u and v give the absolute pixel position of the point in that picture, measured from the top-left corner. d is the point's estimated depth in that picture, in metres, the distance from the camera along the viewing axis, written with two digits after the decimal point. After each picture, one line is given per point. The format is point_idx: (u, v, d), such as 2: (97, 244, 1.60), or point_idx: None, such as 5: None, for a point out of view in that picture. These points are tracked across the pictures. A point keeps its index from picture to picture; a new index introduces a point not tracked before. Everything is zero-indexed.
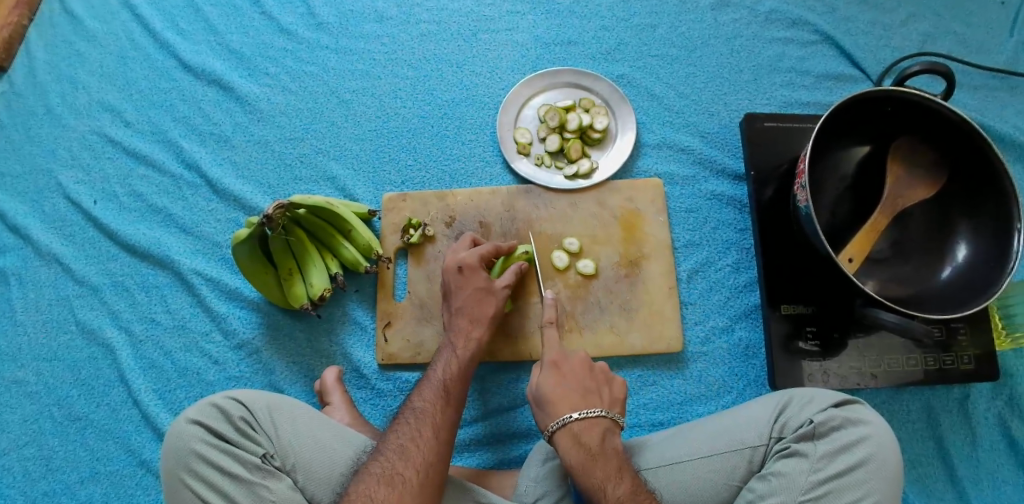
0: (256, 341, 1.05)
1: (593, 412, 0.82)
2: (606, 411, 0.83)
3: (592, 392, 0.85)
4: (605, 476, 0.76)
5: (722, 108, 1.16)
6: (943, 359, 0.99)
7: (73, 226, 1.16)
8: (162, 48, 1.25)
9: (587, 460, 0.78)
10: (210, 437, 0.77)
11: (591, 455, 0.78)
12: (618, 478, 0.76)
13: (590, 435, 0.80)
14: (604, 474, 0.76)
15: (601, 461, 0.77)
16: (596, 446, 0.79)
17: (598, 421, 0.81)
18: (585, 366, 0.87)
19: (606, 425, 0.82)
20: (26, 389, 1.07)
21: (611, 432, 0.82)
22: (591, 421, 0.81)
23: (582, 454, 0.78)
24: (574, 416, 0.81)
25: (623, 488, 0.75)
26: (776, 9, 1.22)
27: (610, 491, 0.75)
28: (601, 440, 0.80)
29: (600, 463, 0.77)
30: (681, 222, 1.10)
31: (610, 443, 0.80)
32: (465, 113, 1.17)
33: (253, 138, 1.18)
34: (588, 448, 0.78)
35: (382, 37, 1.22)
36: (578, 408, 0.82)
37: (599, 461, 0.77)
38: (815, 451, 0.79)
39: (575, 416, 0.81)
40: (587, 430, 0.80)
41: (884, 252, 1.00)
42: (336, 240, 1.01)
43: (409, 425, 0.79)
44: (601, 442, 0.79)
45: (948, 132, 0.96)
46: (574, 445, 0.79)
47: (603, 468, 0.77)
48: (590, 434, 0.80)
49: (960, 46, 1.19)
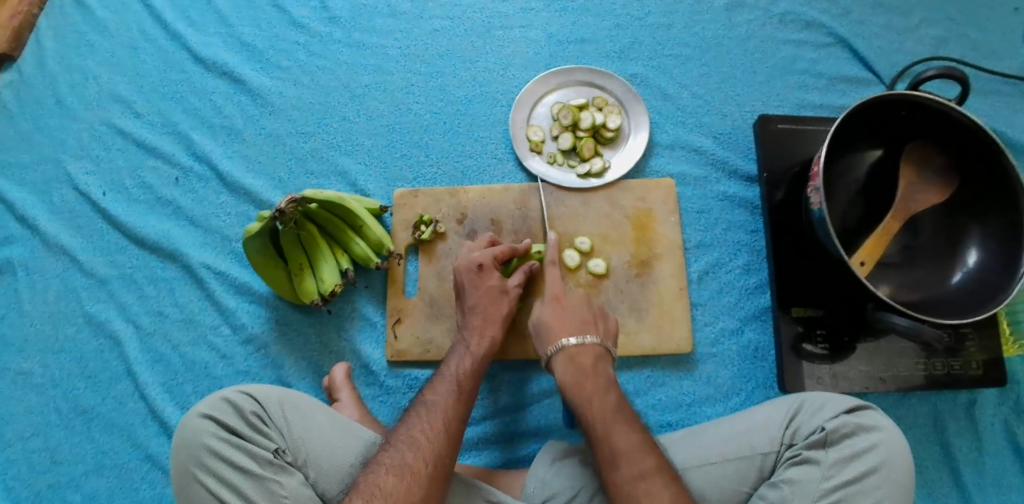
0: (265, 336, 1.05)
1: (588, 339, 0.86)
2: (600, 339, 0.87)
3: (589, 322, 0.89)
4: (593, 389, 0.81)
5: (734, 110, 1.16)
6: (951, 364, 0.99)
7: (81, 217, 1.15)
8: (173, 39, 1.24)
9: (579, 378, 0.83)
10: (222, 432, 0.77)
11: (583, 374, 0.83)
12: (606, 392, 0.81)
13: (583, 358, 0.85)
14: (592, 388, 0.81)
15: (591, 378, 0.83)
16: (589, 367, 0.84)
17: (592, 346, 0.86)
18: (584, 302, 0.91)
19: (601, 353, 0.86)
20: (32, 380, 1.07)
21: (605, 359, 0.86)
22: (586, 346, 0.86)
23: (574, 374, 0.84)
24: (571, 341, 0.86)
25: (609, 401, 0.80)
26: (790, 11, 1.21)
27: (597, 401, 0.80)
28: (593, 364, 0.84)
29: (589, 381, 0.82)
30: (692, 223, 1.10)
31: (603, 368, 0.85)
32: (477, 110, 1.16)
33: (265, 132, 1.17)
34: (581, 367, 0.84)
35: (395, 33, 1.22)
36: (574, 333, 0.87)
37: (589, 377, 0.83)
38: (826, 458, 0.79)
39: (572, 341, 0.85)
40: (582, 352, 0.85)
41: (895, 257, 1.00)
42: (348, 236, 1.00)
43: (420, 417, 0.79)
44: (594, 365, 0.84)
45: (962, 137, 0.95)
46: (569, 367, 0.84)
47: (593, 384, 0.82)
48: (584, 357, 0.85)
49: (974, 51, 1.18)
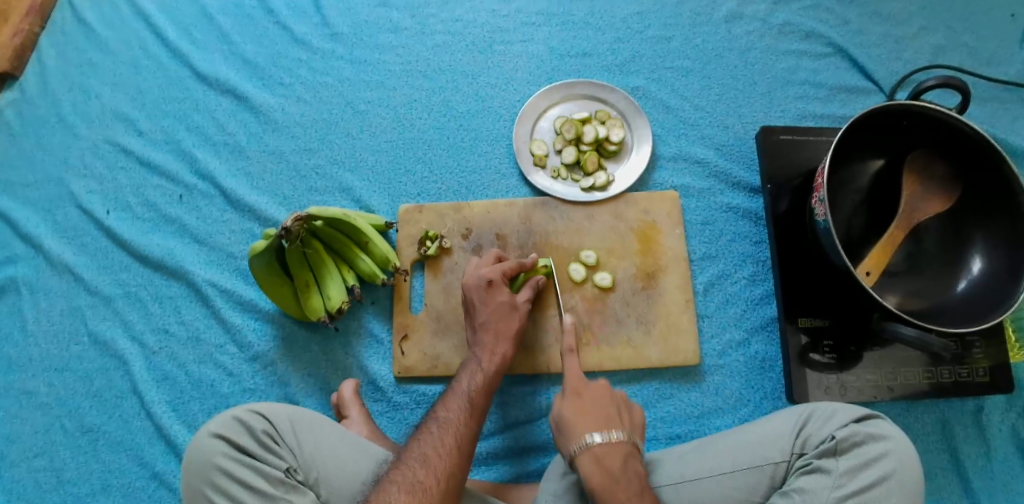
0: (271, 353, 1.05)
1: (616, 436, 0.79)
2: (627, 436, 0.80)
3: (613, 418, 0.82)
4: (628, 497, 0.75)
5: (736, 121, 1.17)
6: (959, 372, 1.00)
7: (85, 235, 1.15)
8: (175, 57, 1.25)
9: (609, 483, 0.75)
10: (234, 451, 0.77)
11: (613, 478, 0.76)
12: (640, 501, 0.74)
13: (613, 460, 0.78)
14: (626, 498, 0.74)
15: (622, 485, 0.75)
16: (617, 470, 0.77)
17: (620, 445, 0.79)
18: (605, 398, 0.85)
19: (629, 450, 0.80)
20: (37, 399, 1.06)
21: (632, 457, 0.80)
22: (614, 445, 0.79)
23: (605, 477, 0.76)
24: (597, 439, 0.79)
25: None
26: (789, 21, 1.22)
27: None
28: (623, 465, 0.77)
29: (622, 486, 0.75)
30: (697, 234, 1.10)
31: (631, 466, 0.78)
32: (480, 125, 1.17)
33: (268, 149, 1.17)
34: (611, 472, 0.76)
35: (397, 48, 1.22)
36: (600, 430, 0.80)
37: (620, 485, 0.75)
38: (838, 467, 0.79)
39: (598, 439, 0.79)
40: (610, 453, 0.78)
41: (899, 265, 1.00)
42: (354, 253, 1.01)
43: (432, 434, 0.79)
44: (623, 468, 0.77)
45: (964, 146, 0.96)
46: (597, 470, 0.77)
47: (625, 494, 0.74)
48: (613, 458, 0.78)
49: (972, 58, 1.19)
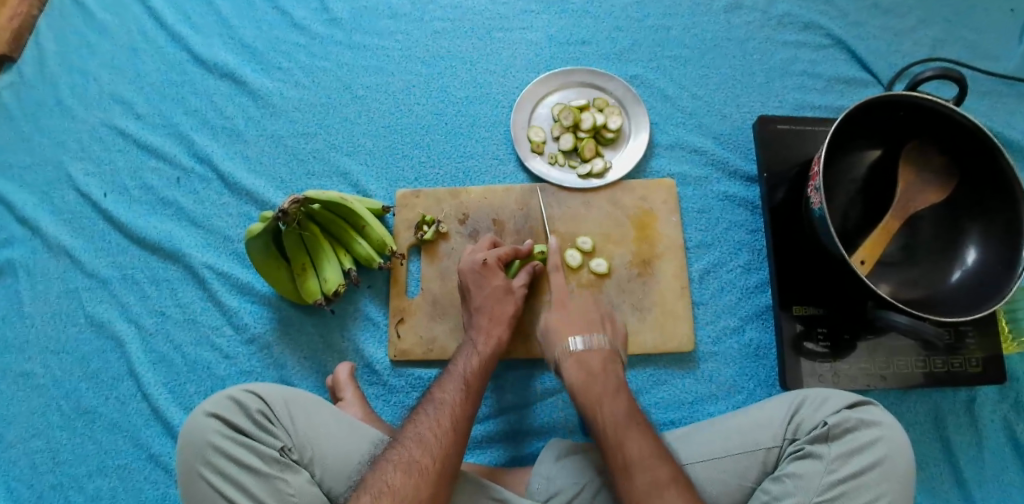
0: (267, 336, 1.05)
1: (596, 340, 0.88)
2: (608, 339, 0.88)
3: (596, 324, 0.90)
4: (603, 391, 0.82)
5: (734, 110, 1.17)
6: (951, 362, 1.00)
7: (82, 218, 1.15)
8: (173, 41, 1.25)
9: (587, 379, 0.84)
10: (228, 430, 0.77)
11: (590, 375, 0.84)
12: (616, 396, 0.81)
13: (593, 360, 0.86)
14: (602, 392, 0.82)
15: (600, 381, 0.83)
16: (597, 368, 0.85)
17: (601, 349, 0.87)
18: (589, 303, 0.94)
19: (609, 354, 0.87)
20: (34, 381, 1.07)
21: (614, 361, 0.87)
22: (595, 349, 0.87)
23: (584, 375, 0.84)
24: (578, 342, 0.87)
25: (619, 405, 0.80)
26: (788, 12, 1.22)
27: (607, 404, 0.80)
28: (602, 365, 0.85)
29: (599, 382, 0.83)
30: (693, 222, 1.10)
31: (612, 369, 0.85)
32: (478, 112, 1.17)
33: (266, 133, 1.18)
34: (589, 368, 0.85)
35: (396, 34, 1.22)
36: (582, 335, 0.88)
37: (597, 378, 0.83)
38: (829, 452, 0.79)
39: (580, 342, 0.87)
40: (591, 355, 0.86)
41: (894, 256, 1.01)
42: (351, 236, 1.01)
43: (427, 414, 0.79)
44: (603, 367, 0.85)
45: (961, 137, 0.96)
46: (577, 369, 0.85)
47: (601, 387, 0.82)
48: (594, 357, 0.86)
49: (969, 51, 1.20)
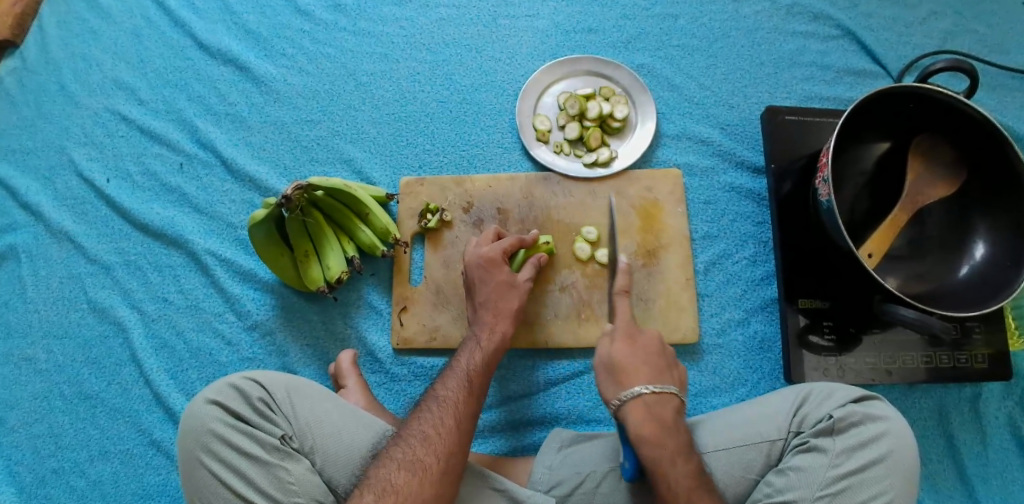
0: (270, 323, 1.05)
1: (667, 389, 0.81)
2: (677, 390, 0.82)
3: (664, 371, 0.84)
4: (675, 449, 0.75)
5: (741, 101, 1.16)
6: (957, 357, 0.99)
7: (85, 203, 1.15)
8: (177, 27, 1.24)
9: (661, 433, 0.76)
10: (228, 418, 0.77)
11: (665, 430, 0.77)
12: (688, 456, 0.75)
13: (662, 410, 0.79)
14: (674, 449, 0.75)
15: (672, 437, 0.76)
16: (669, 421, 0.78)
17: (671, 398, 0.80)
18: (657, 348, 0.86)
19: (678, 405, 0.81)
20: (36, 366, 1.07)
21: (680, 412, 0.81)
22: (665, 399, 0.80)
23: (654, 426, 0.77)
24: (649, 390, 0.79)
25: (690, 467, 0.74)
26: (798, 3, 1.21)
27: (681, 465, 0.74)
28: (673, 418, 0.79)
29: (672, 438, 0.76)
30: (699, 213, 1.09)
31: (681, 424, 0.79)
32: (484, 100, 1.16)
33: (270, 119, 1.17)
34: (661, 422, 0.77)
35: (401, 21, 1.21)
36: (652, 382, 0.81)
37: (671, 434, 0.76)
38: (834, 447, 0.78)
39: (650, 390, 0.80)
40: (661, 404, 0.79)
41: (902, 249, 0.99)
42: (354, 224, 1.00)
43: (431, 412, 0.78)
44: (673, 421, 0.79)
45: (971, 131, 0.94)
46: (647, 418, 0.78)
47: (673, 443, 0.76)
48: (664, 408, 0.79)
49: (981, 45, 1.18)
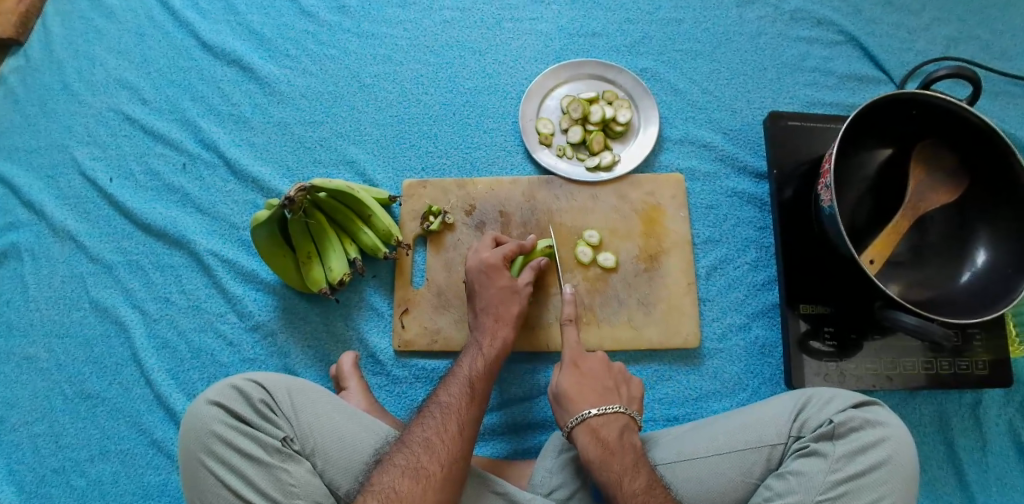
0: (271, 324, 1.05)
1: (611, 408, 0.84)
2: (623, 407, 0.85)
3: (610, 391, 0.87)
4: (622, 469, 0.77)
5: (744, 106, 1.16)
6: (957, 363, 0.99)
7: (88, 203, 1.15)
8: (181, 27, 1.24)
9: (606, 453, 0.79)
10: (231, 420, 0.77)
11: (609, 450, 0.79)
12: (635, 473, 0.77)
13: (609, 430, 0.82)
14: (621, 468, 0.77)
15: (617, 456, 0.79)
16: (614, 441, 0.80)
17: (617, 417, 0.83)
18: (604, 368, 0.90)
19: (624, 421, 0.84)
20: (38, 365, 1.07)
21: (630, 429, 0.83)
22: (610, 418, 0.83)
23: (600, 448, 0.80)
24: (592, 412, 0.83)
25: (639, 482, 0.76)
26: (801, 8, 1.21)
27: (628, 483, 0.76)
28: (619, 436, 0.81)
29: (618, 458, 0.79)
30: (701, 218, 1.09)
31: (629, 440, 0.82)
32: (487, 102, 1.16)
33: (272, 120, 1.17)
34: (605, 442, 0.80)
35: (405, 23, 1.21)
36: (597, 403, 0.85)
37: (616, 454, 0.79)
38: (833, 451, 0.79)
39: (594, 411, 0.83)
40: (605, 424, 0.82)
41: (903, 256, 0.99)
42: (356, 225, 1.00)
43: (434, 418, 0.79)
44: (619, 439, 0.81)
45: (972, 137, 0.95)
46: (592, 440, 0.81)
47: (619, 460, 0.78)
48: (609, 429, 0.82)
49: (983, 51, 1.18)
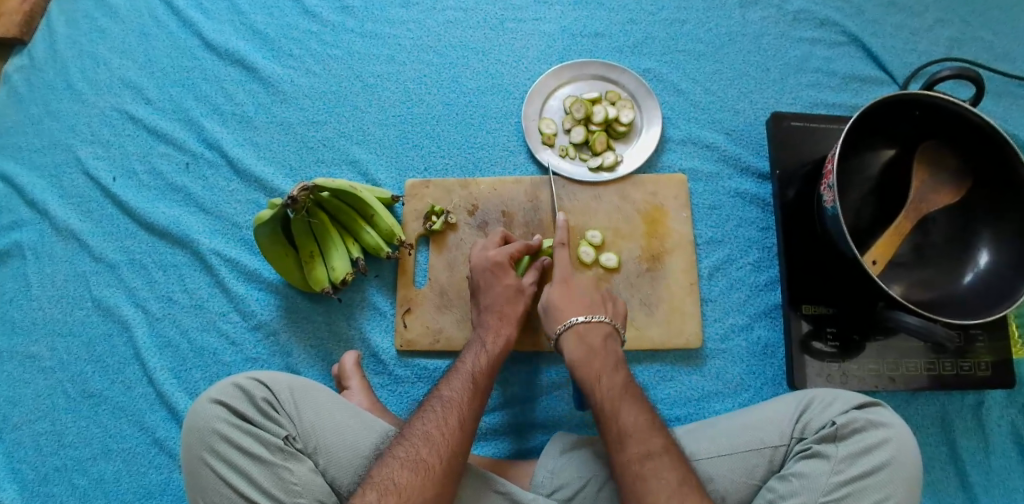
0: (274, 323, 1.05)
1: (596, 318, 0.89)
2: (608, 317, 0.90)
3: (598, 303, 0.92)
4: (602, 368, 0.84)
5: (747, 106, 1.16)
6: (960, 364, 0.99)
7: (91, 202, 1.15)
8: (185, 27, 1.24)
9: (588, 356, 0.86)
10: (233, 418, 0.77)
11: (592, 352, 0.86)
12: (614, 370, 0.84)
13: (593, 335, 0.88)
14: (601, 368, 0.84)
15: (599, 358, 0.85)
16: (598, 345, 0.86)
17: (601, 326, 0.89)
18: (591, 285, 0.94)
19: (609, 331, 0.89)
20: (41, 364, 1.07)
21: (613, 337, 0.89)
22: (595, 324, 0.88)
23: (584, 352, 0.86)
24: (579, 318, 0.88)
25: (617, 380, 0.83)
26: (804, 9, 1.21)
27: (606, 380, 0.83)
28: (603, 342, 0.87)
29: (599, 359, 0.85)
30: (704, 218, 1.09)
31: (611, 346, 0.88)
32: (490, 103, 1.16)
33: (275, 120, 1.17)
34: (590, 345, 0.87)
35: (408, 23, 1.21)
36: (584, 312, 0.90)
37: (598, 356, 0.85)
38: (836, 453, 0.78)
39: (581, 319, 0.88)
40: (591, 332, 0.88)
41: (905, 256, 0.99)
42: (359, 225, 1.00)
43: (435, 413, 0.78)
44: (603, 346, 0.87)
45: (975, 138, 0.94)
46: (578, 345, 0.87)
47: (601, 364, 0.85)
48: (594, 335, 0.88)
49: (986, 52, 1.18)
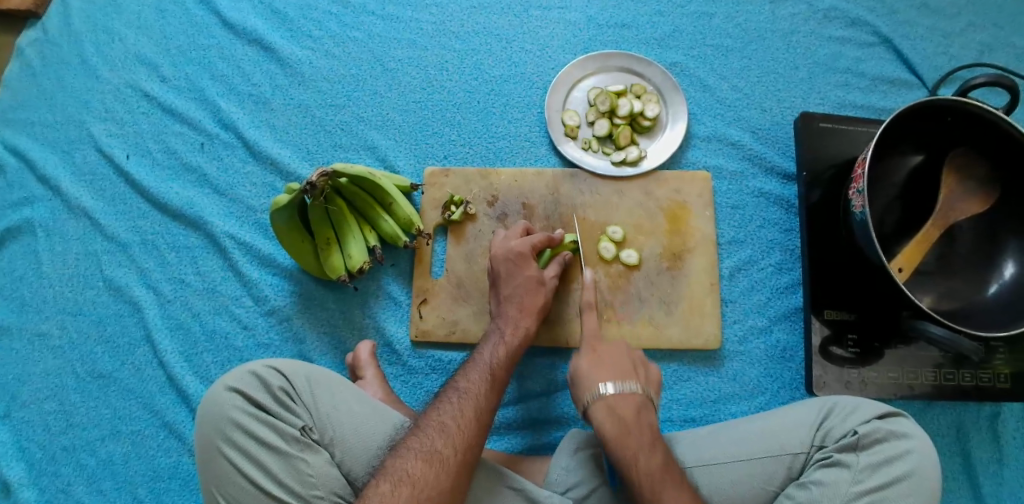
0: (287, 309, 1.04)
1: (629, 386, 0.80)
2: (640, 385, 0.81)
3: (628, 369, 0.83)
4: (639, 447, 0.75)
5: (775, 105, 1.13)
6: (980, 376, 0.97)
7: (104, 180, 1.13)
8: (203, 4, 1.22)
9: (621, 433, 0.77)
10: (251, 408, 0.75)
11: (626, 428, 0.77)
12: (651, 451, 0.75)
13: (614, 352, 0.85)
14: (637, 447, 0.75)
15: (634, 433, 0.76)
16: (630, 419, 0.78)
17: (634, 395, 0.80)
18: None
19: (641, 399, 0.80)
20: (50, 342, 1.06)
21: (646, 406, 0.80)
22: (627, 395, 0.79)
23: (617, 427, 0.77)
24: (609, 389, 0.79)
25: (655, 462, 0.74)
26: (834, 6, 1.18)
27: (643, 463, 0.74)
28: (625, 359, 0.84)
29: (633, 437, 0.76)
30: (727, 217, 1.08)
31: (645, 417, 0.79)
32: (513, 91, 1.14)
33: (294, 102, 1.15)
34: (647, 486, 0.73)
35: (431, 7, 1.19)
36: (614, 379, 0.81)
37: (632, 434, 0.76)
38: (857, 462, 0.77)
39: (611, 389, 0.79)
40: (623, 403, 0.79)
41: (929, 265, 0.97)
42: (377, 213, 0.98)
43: (452, 404, 0.77)
44: (636, 415, 0.78)
45: (1008, 148, 0.92)
46: (609, 419, 0.78)
47: (637, 440, 0.76)
48: (625, 405, 0.79)
49: (1018, 59, 1.15)
